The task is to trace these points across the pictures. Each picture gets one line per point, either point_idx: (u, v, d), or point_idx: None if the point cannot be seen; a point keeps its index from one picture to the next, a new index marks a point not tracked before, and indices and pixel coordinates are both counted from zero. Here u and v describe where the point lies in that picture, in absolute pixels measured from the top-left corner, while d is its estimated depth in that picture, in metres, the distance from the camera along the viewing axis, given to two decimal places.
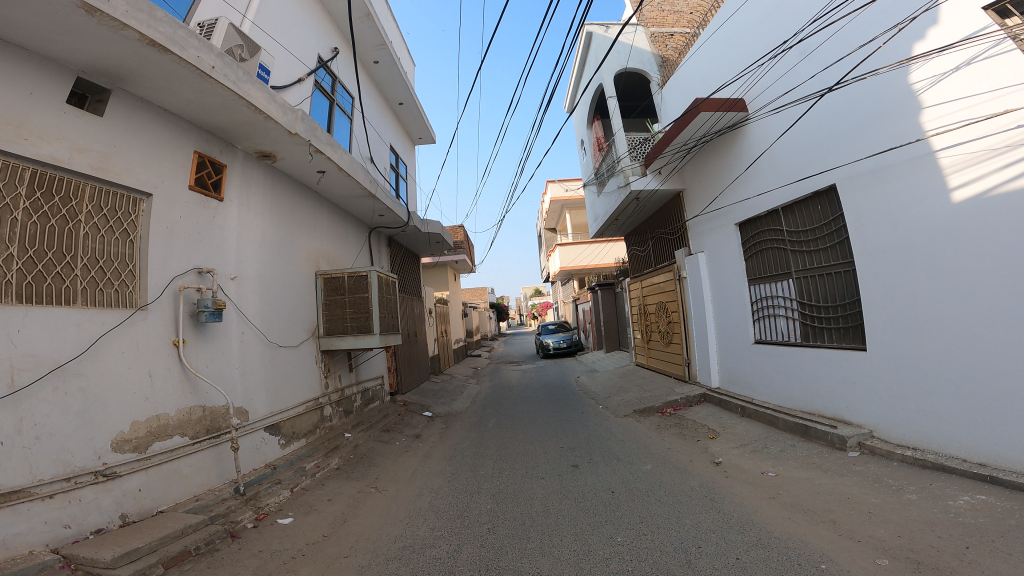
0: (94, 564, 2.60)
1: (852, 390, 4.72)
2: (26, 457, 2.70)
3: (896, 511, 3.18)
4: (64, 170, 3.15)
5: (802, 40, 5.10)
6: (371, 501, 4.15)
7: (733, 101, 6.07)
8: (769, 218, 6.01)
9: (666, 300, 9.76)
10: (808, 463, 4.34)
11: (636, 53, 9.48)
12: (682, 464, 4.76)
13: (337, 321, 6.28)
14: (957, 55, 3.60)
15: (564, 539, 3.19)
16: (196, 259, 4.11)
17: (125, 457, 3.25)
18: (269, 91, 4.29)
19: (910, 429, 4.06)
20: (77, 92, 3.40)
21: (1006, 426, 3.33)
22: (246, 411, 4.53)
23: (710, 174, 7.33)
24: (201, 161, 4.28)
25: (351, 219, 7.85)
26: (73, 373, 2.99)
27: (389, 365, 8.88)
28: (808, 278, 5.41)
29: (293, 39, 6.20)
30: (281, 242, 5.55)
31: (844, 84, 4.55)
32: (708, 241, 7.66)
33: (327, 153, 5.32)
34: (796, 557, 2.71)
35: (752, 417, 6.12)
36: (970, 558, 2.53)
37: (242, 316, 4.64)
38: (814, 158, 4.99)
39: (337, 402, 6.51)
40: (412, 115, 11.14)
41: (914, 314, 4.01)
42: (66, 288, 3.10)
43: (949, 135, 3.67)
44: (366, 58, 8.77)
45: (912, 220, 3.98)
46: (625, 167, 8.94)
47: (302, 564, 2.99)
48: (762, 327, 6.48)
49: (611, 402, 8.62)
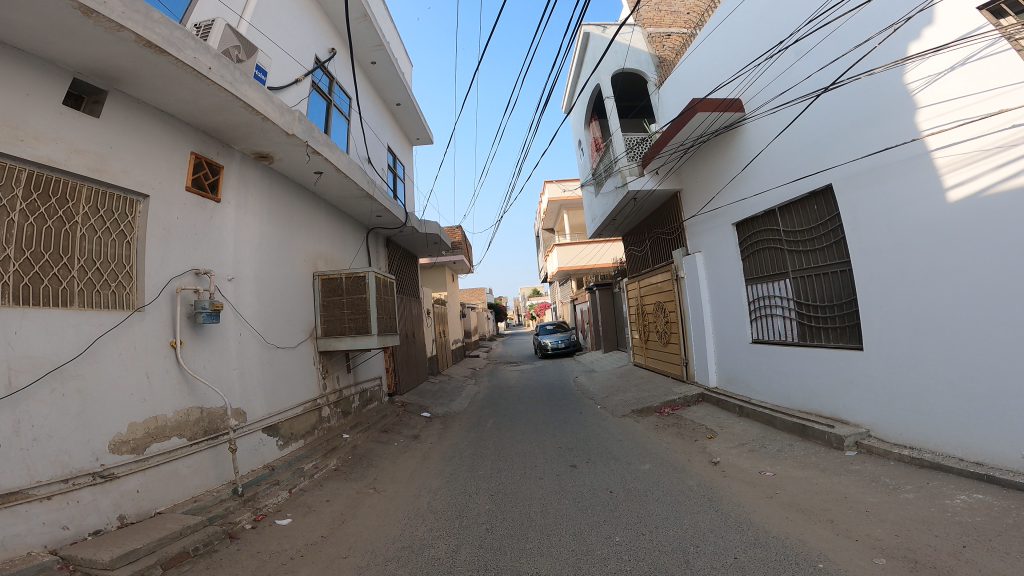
0: (93, 565, 2.60)
1: (849, 390, 4.74)
2: (24, 459, 2.70)
3: (892, 510, 3.20)
4: (61, 171, 3.14)
5: (798, 40, 5.12)
6: (369, 502, 4.15)
7: (729, 101, 6.12)
8: (766, 218, 6.03)
9: (664, 299, 9.77)
10: (806, 462, 4.36)
11: (633, 54, 9.49)
12: (680, 464, 4.78)
13: (335, 322, 6.27)
14: (951, 55, 3.63)
15: (563, 539, 3.20)
16: (193, 260, 4.11)
17: (123, 458, 3.24)
18: (266, 93, 4.30)
19: (906, 427, 4.08)
20: (73, 93, 3.38)
21: (1002, 425, 3.36)
22: (244, 411, 4.53)
23: (708, 175, 7.35)
24: (197, 163, 4.27)
25: (349, 219, 7.85)
26: (71, 374, 2.99)
27: (387, 366, 8.89)
28: (806, 277, 5.43)
29: (290, 39, 6.19)
30: (279, 242, 5.54)
31: (841, 84, 4.57)
32: (705, 241, 7.71)
33: (325, 155, 5.33)
34: (794, 556, 2.73)
35: (750, 417, 6.14)
36: (967, 557, 2.54)
37: (240, 317, 4.64)
38: (810, 158, 5.02)
39: (336, 403, 6.51)
40: (410, 116, 11.15)
41: (910, 313, 4.04)
42: (63, 290, 3.10)
43: (944, 135, 3.69)
44: (363, 59, 8.76)
45: (908, 220, 4.00)
46: (623, 167, 8.95)
47: (301, 565, 2.99)
48: (759, 326, 6.51)
49: (610, 402, 8.63)
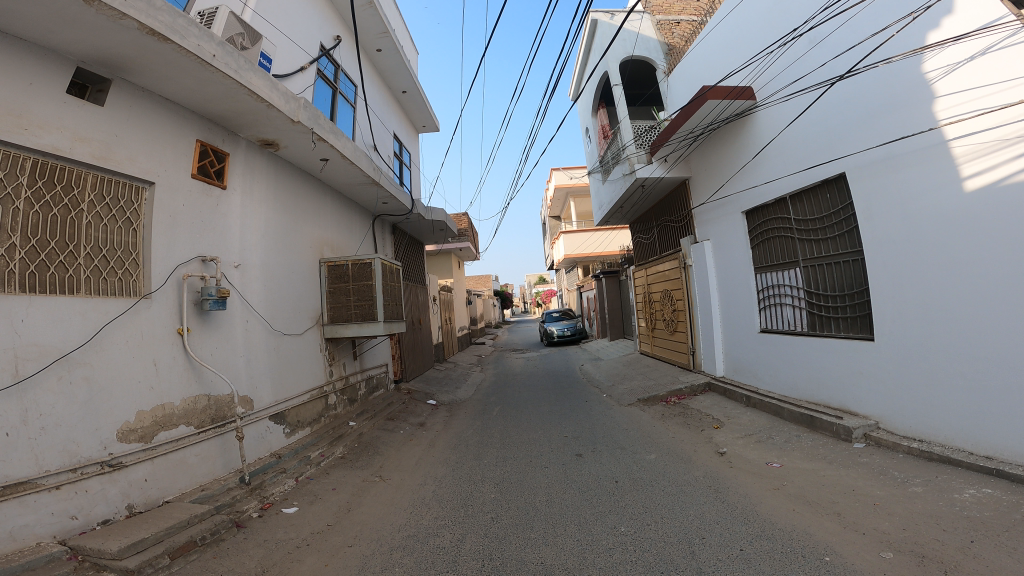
0: (100, 555, 2.63)
1: (859, 381, 4.67)
2: (32, 448, 2.73)
3: (901, 503, 3.16)
4: (66, 160, 3.11)
5: (813, 28, 4.95)
6: (375, 490, 4.18)
7: (739, 89, 5.92)
8: (776, 206, 5.91)
9: (671, 288, 9.67)
10: (813, 454, 4.33)
11: (642, 40, 9.19)
12: (686, 454, 4.76)
13: (341, 309, 6.27)
14: (971, 44, 3.50)
15: (567, 529, 3.19)
16: (200, 248, 4.09)
17: (131, 446, 3.27)
18: (270, 79, 4.22)
19: (915, 420, 4.03)
20: (78, 82, 3.34)
21: (1014, 421, 3.29)
22: (251, 399, 4.54)
23: (718, 162, 7.21)
24: (203, 150, 4.22)
25: (355, 207, 7.82)
26: (78, 363, 3.00)
27: (393, 353, 8.92)
28: (816, 267, 5.35)
29: (295, 26, 6.08)
30: (286, 229, 5.52)
31: (857, 72, 4.40)
32: (713, 229, 7.62)
33: (330, 142, 5.25)
34: (802, 549, 2.71)
35: (757, 407, 6.11)
36: (975, 552, 2.51)
37: (247, 304, 4.63)
38: (824, 146, 4.87)
39: (342, 389, 6.55)
40: (415, 103, 11.01)
41: (924, 304, 3.94)
42: (70, 277, 3.09)
43: (961, 125, 3.57)
44: (368, 47, 8.63)
45: (923, 211, 3.89)
46: (630, 154, 8.82)
47: (307, 553, 3.01)
48: (768, 316, 6.43)
49: (617, 390, 8.59)
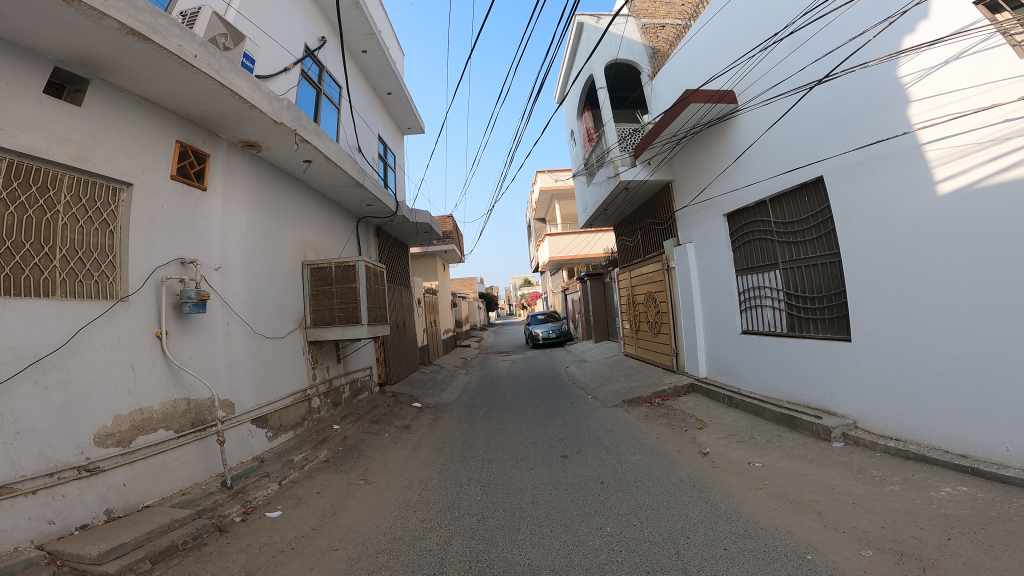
0: (79, 561, 2.56)
1: (836, 380, 4.81)
2: (8, 453, 2.64)
3: (879, 502, 3.25)
4: (42, 161, 3.03)
5: (793, 32, 5.09)
6: (361, 493, 4.15)
7: (722, 92, 6.06)
8: (756, 209, 6.06)
9: (655, 290, 9.78)
10: (793, 453, 4.42)
11: (626, 44, 9.32)
12: (671, 455, 4.83)
13: (324, 312, 6.20)
14: (946, 49, 3.63)
15: (553, 530, 3.21)
16: (179, 250, 4.00)
17: (108, 451, 3.17)
18: (254, 80, 4.16)
19: (893, 419, 4.16)
20: (54, 82, 3.25)
21: (988, 419, 3.42)
22: (232, 403, 4.47)
23: (699, 165, 7.36)
24: (183, 150, 4.14)
25: (339, 208, 7.75)
26: (54, 366, 2.91)
27: (377, 356, 8.84)
28: (795, 269, 5.48)
29: (279, 26, 6.01)
30: (267, 231, 5.43)
31: (834, 76, 4.55)
32: (695, 232, 7.76)
33: (314, 143, 5.20)
34: (783, 547, 2.77)
35: (739, 408, 6.22)
36: (952, 549, 2.60)
37: (227, 307, 4.55)
38: (802, 149, 5.01)
39: (325, 393, 6.46)
40: (400, 105, 10.95)
41: (901, 305, 4.07)
42: (46, 280, 3.01)
43: (936, 128, 3.71)
44: (354, 47, 8.56)
45: (898, 215, 4.03)
46: (615, 157, 8.93)
47: (292, 557, 2.97)
48: (748, 317, 6.57)
49: (601, 393, 8.65)
